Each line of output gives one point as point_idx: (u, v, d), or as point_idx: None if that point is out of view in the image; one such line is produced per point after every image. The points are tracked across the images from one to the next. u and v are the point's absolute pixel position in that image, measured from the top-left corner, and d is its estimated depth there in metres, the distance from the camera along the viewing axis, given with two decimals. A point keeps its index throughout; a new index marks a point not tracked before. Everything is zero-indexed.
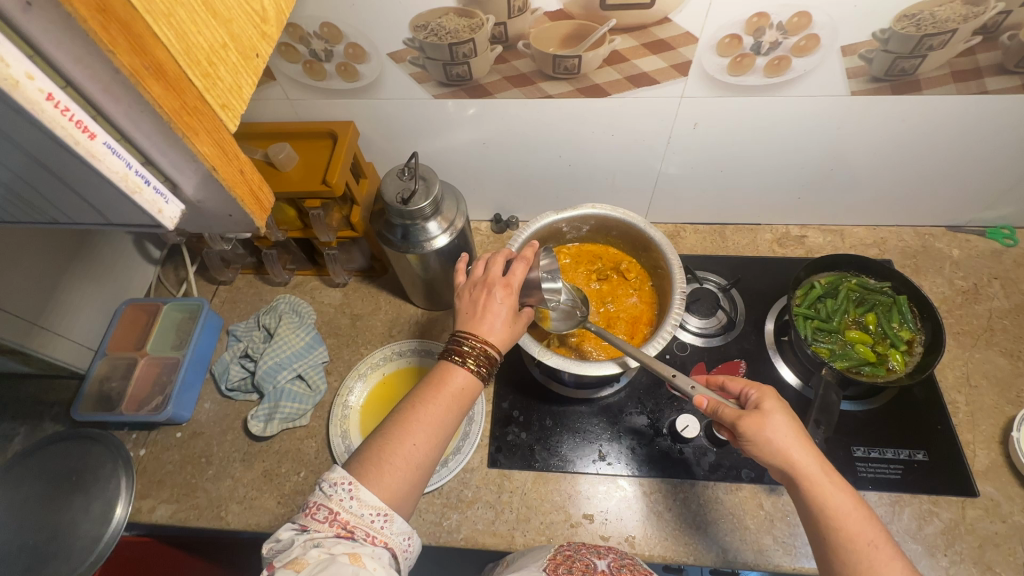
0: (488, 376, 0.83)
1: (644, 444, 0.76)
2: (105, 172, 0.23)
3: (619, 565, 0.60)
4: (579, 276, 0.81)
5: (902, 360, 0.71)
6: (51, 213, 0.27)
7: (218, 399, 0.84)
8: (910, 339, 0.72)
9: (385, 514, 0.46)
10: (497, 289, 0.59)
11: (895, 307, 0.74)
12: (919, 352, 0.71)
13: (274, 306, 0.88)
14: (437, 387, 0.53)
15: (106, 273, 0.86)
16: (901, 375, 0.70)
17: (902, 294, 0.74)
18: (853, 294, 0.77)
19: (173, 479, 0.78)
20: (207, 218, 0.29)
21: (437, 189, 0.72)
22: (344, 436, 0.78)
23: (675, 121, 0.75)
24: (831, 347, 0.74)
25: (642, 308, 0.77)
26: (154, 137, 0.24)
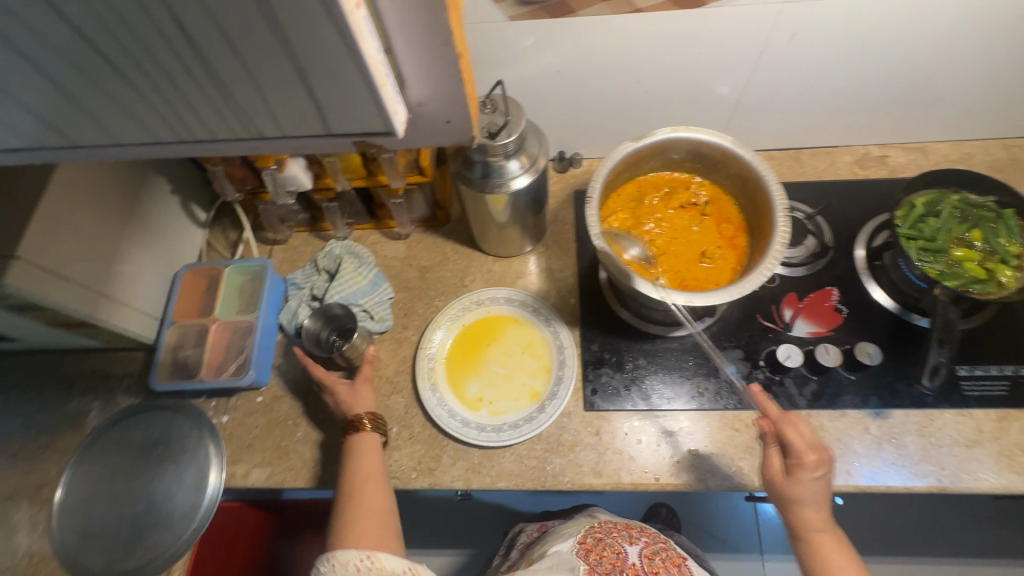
0: (572, 321, 0.80)
1: (743, 377, 0.74)
2: (367, 51, 0.34)
3: (650, 551, 0.72)
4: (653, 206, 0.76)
5: (1013, 275, 0.69)
6: (287, 116, 0.40)
7: (293, 362, 0.81)
8: (1020, 254, 0.69)
9: (370, 555, 0.58)
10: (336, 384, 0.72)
11: (1002, 221, 0.71)
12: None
13: (329, 250, 0.85)
14: (356, 455, 0.67)
15: (160, 238, 0.81)
16: (1011, 291, 0.68)
17: (1009, 208, 0.71)
18: (955, 211, 0.73)
19: (263, 443, 0.76)
20: (421, 113, 0.43)
21: (523, 124, 0.67)
22: (434, 388, 0.76)
23: (771, 31, 0.69)
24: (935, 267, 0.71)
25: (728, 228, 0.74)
26: (403, 17, 0.35)
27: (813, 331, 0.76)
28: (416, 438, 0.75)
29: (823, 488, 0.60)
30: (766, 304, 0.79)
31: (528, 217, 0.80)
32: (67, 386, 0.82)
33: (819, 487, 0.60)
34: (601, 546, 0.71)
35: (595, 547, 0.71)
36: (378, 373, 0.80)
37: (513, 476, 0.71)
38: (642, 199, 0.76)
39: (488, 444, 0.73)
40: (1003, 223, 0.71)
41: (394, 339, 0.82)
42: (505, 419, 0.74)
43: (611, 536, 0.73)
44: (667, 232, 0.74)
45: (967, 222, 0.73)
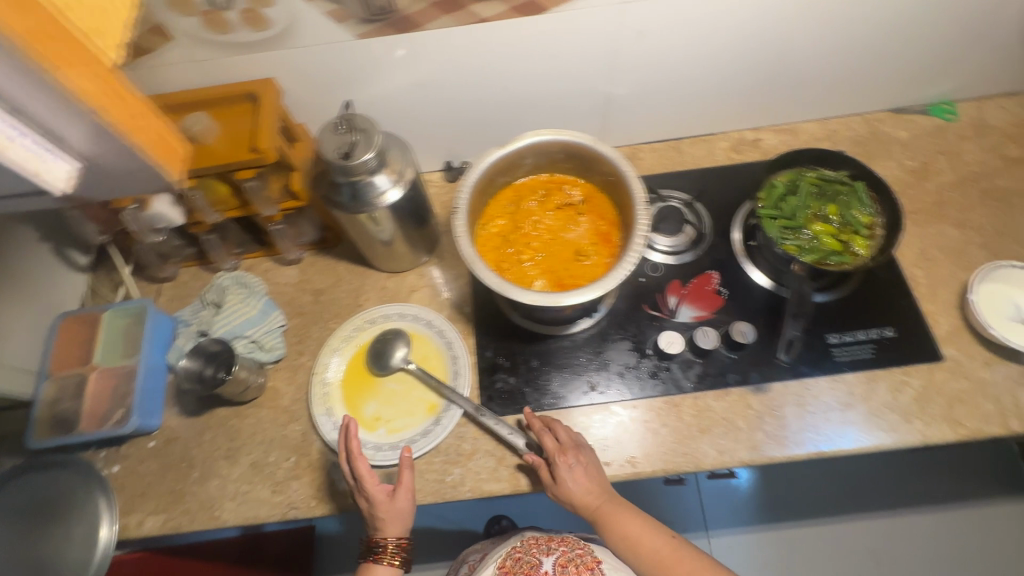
0: (467, 329, 0.81)
1: (632, 367, 0.76)
2: None
3: (565, 562, 0.77)
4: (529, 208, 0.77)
5: (866, 245, 0.73)
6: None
7: (185, 401, 0.79)
8: (871, 224, 0.74)
9: None
10: (375, 497, 0.66)
11: (853, 194, 0.75)
12: (879, 235, 0.73)
13: (217, 284, 0.82)
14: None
15: (28, 288, 0.78)
16: (865, 259, 0.72)
17: (858, 180, 0.75)
18: (812, 188, 0.77)
19: (156, 489, 0.74)
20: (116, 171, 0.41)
21: (380, 139, 0.67)
22: (329, 413, 0.75)
23: (618, 30, 0.71)
24: (799, 244, 0.74)
25: (602, 223, 0.75)
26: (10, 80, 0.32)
27: (696, 315, 0.79)
28: (316, 465, 0.74)
29: (585, 473, 0.66)
30: (651, 294, 0.81)
31: (412, 231, 0.80)
32: None
33: (585, 477, 0.66)
34: (518, 565, 0.77)
35: (511, 568, 0.77)
36: (275, 403, 0.78)
37: (413, 492, 0.71)
38: (517, 203, 0.76)
39: (386, 463, 0.72)
40: (855, 195, 0.75)
41: (289, 367, 0.80)
42: (402, 436, 0.74)
43: (528, 552, 0.79)
44: (544, 233, 0.75)
45: (824, 197, 0.77)
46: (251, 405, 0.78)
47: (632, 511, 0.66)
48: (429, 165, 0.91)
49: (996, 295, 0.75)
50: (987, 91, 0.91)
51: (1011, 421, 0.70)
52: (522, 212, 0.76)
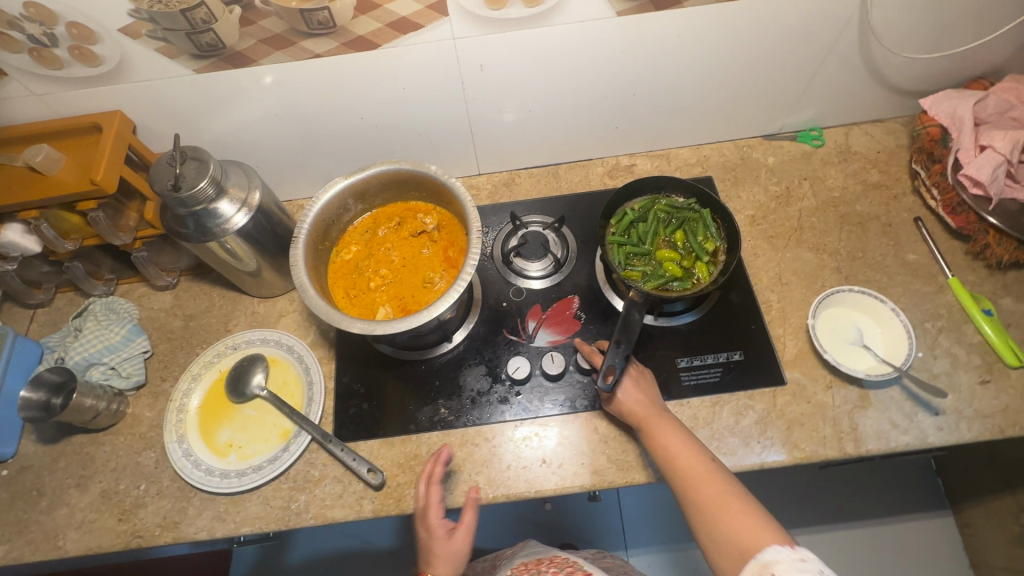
0: (329, 354, 0.82)
1: (484, 393, 0.76)
2: None
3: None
4: (385, 235, 0.79)
5: (708, 271, 0.75)
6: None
7: (44, 429, 0.79)
8: (714, 250, 0.76)
9: None
10: (434, 531, 0.65)
11: (700, 220, 0.77)
12: (720, 260, 0.75)
13: (86, 309, 0.84)
14: None
15: None
16: (705, 285, 0.73)
17: (705, 207, 0.77)
18: (663, 214, 0.79)
19: (3, 518, 0.74)
20: None
21: (214, 168, 0.69)
22: (181, 440, 0.76)
23: (459, 64, 0.73)
24: (645, 271, 0.76)
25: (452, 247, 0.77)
26: None
27: (552, 339, 0.80)
28: (164, 492, 0.74)
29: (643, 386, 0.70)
30: (511, 319, 0.82)
31: (274, 258, 0.81)
32: None
33: (636, 388, 0.70)
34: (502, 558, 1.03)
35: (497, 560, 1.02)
36: (132, 430, 0.78)
37: (257, 519, 0.71)
38: (373, 231, 0.78)
39: (232, 491, 0.72)
40: (702, 223, 0.77)
41: (150, 393, 0.81)
42: (251, 463, 0.74)
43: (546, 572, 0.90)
44: (397, 260, 0.77)
45: (673, 224, 0.78)
46: (108, 432, 0.78)
47: (669, 428, 0.65)
48: (307, 192, 0.93)
49: (839, 320, 0.77)
50: (851, 118, 0.94)
51: (848, 444, 0.70)
52: (377, 239, 0.78)
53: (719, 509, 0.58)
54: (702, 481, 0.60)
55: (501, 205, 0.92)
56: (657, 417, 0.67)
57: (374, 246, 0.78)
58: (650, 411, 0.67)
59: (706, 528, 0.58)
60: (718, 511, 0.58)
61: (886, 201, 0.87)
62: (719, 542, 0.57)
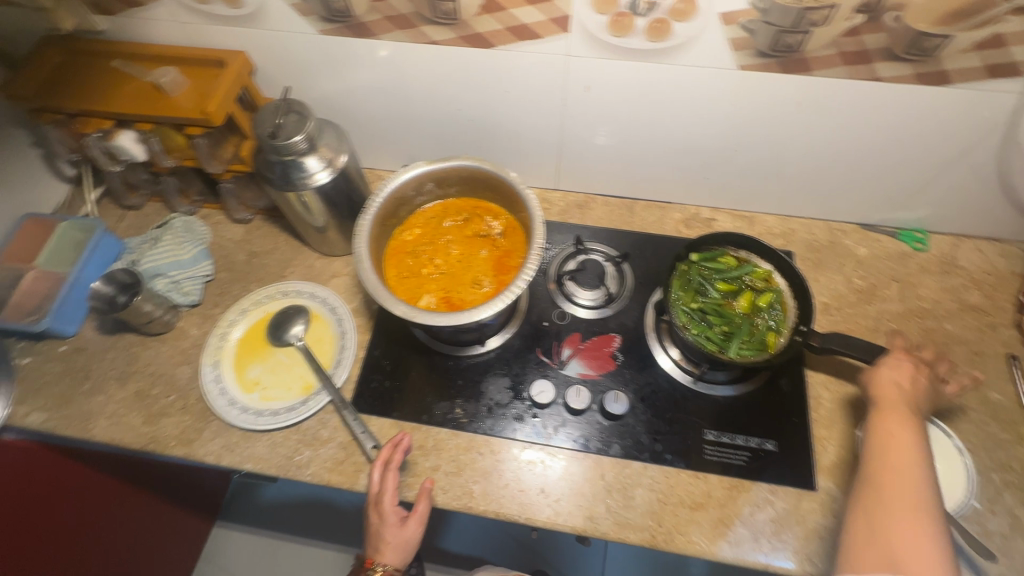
0: (368, 325, 0.84)
1: (501, 406, 0.76)
2: None
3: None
4: (447, 228, 0.79)
5: (752, 270, 0.75)
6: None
7: (104, 319, 0.86)
8: (731, 256, 0.77)
9: None
10: (387, 521, 0.67)
11: (701, 266, 0.76)
12: (741, 255, 0.77)
13: (168, 223, 0.90)
14: None
15: (11, 184, 0.88)
16: (777, 275, 0.75)
17: (693, 254, 0.76)
18: (694, 295, 0.74)
19: (51, 389, 0.81)
20: None
21: (312, 125, 0.72)
22: (215, 366, 0.80)
23: (566, 81, 0.72)
24: (770, 326, 0.72)
25: (508, 257, 0.76)
26: None
27: (583, 372, 0.78)
28: (188, 409, 0.78)
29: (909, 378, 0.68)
30: (547, 340, 0.81)
31: (342, 221, 0.84)
32: None
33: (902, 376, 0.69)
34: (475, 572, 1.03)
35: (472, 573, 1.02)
36: (176, 343, 0.84)
37: (260, 460, 0.74)
38: (438, 220, 0.80)
39: (245, 427, 0.76)
40: (705, 265, 0.76)
41: (200, 314, 0.86)
42: (269, 406, 0.77)
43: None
44: (453, 254, 0.78)
45: (706, 290, 0.75)
46: (157, 338, 0.84)
47: (910, 436, 0.63)
48: (389, 165, 0.95)
49: None
50: (964, 230, 0.86)
51: None
52: (440, 230, 0.79)
53: (896, 513, 0.57)
54: (903, 483, 0.59)
55: (569, 224, 0.90)
56: (900, 423, 0.64)
57: (434, 234, 0.79)
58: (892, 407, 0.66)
59: (869, 515, 0.59)
60: (889, 504, 0.58)
61: (980, 328, 0.79)
62: (867, 532, 0.58)
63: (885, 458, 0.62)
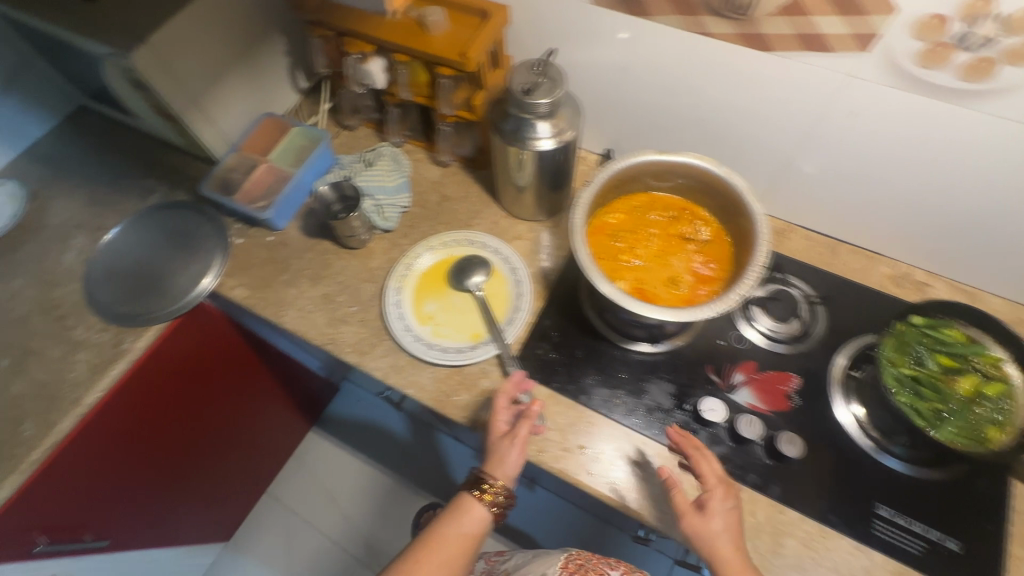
0: (542, 293, 0.85)
1: (662, 410, 0.75)
2: None
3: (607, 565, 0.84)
4: (652, 221, 0.78)
5: (982, 352, 0.68)
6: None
7: (308, 222, 0.94)
8: (958, 330, 0.70)
9: None
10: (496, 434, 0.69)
11: (923, 333, 0.69)
12: (970, 333, 0.70)
13: (378, 150, 0.96)
14: (457, 512, 0.68)
15: (263, 85, 0.97)
16: (1009, 363, 0.67)
17: (916, 319, 0.70)
18: (909, 362, 0.68)
19: (255, 270, 0.90)
20: None
21: (561, 93, 0.73)
22: (398, 291, 0.85)
23: (833, 102, 0.68)
24: (993, 419, 0.65)
25: (708, 268, 0.74)
26: None
27: (753, 403, 0.75)
28: (366, 323, 0.84)
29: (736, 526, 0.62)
30: (721, 359, 0.78)
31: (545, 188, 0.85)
32: (151, 167, 1.01)
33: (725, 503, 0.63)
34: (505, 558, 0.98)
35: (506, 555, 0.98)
36: (365, 260, 0.90)
37: (422, 389, 0.78)
38: (646, 211, 0.78)
39: (415, 354, 0.80)
40: (927, 334, 0.69)
41: (390, 240, 0.91)
42: (439, 342, 0.81)
43: (594, 562, 0.83)
44: (653, 248, 0.76)
45: (924, 360, 0.68)
46: (349, 251, 0.91)
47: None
48: (591, 144, 0.95)
49: None
50: None
51: None
52: (645, 221, 0.78)
53: None
54: None
55: None
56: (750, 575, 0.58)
57: (637, 223, 0.77)
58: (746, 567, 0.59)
59: None
60: None
61: None
62: None
63: None
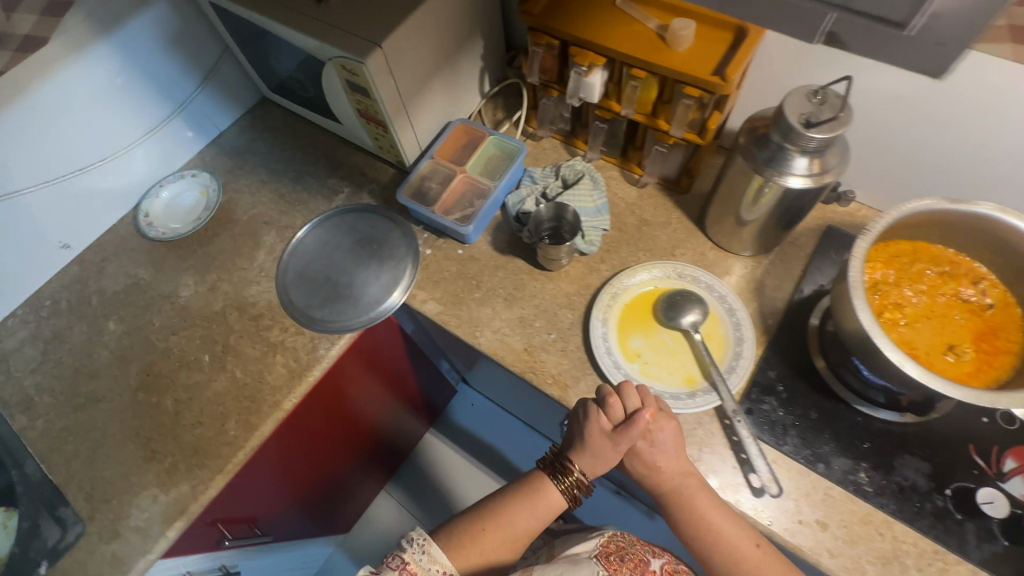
0: (761, 339, 0.78)
1: (916, 490, 0.66)
2: None
3: (670, 568, 0.79)
4: (920, 274, 0.68)
5: None
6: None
7: (498, 237, 0.90)
8: None
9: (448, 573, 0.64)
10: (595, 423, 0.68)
11: None
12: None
13: (573, 165, 0.91)
14: (534, 487, 0.72)
15: (457, 89, 0.94)
16: None
17: None
18: None
19: (446, 285, 0.87)
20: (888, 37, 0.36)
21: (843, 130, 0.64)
22: (603, 321, 0.80)
23: None
24: None
25: (994, 338, 0.64)
26: None
27: None
28: (566, 353, 0.79)
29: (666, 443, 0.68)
30: (984, 439, 0.68)
31: (777, 225, 0.77)
32: (334, 167, 1.00)
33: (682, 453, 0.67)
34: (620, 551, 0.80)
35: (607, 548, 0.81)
36: (561, 284, 0.85)
37: None
38: (912, 261, 0.69)
39: None
40: None
41: (587, 264, 0.86)
42: (651, 384, 0.75)
43: (636, 546, 0.79)
44: (922, 306, 0.67)
45: None
46: (544, 273, 0.86)
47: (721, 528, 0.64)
48: None
49: None
50: None
51: None
52: (910, 273, 0.68)
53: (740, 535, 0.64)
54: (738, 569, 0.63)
55: None
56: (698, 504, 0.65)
57: (902, 276, 0.68)
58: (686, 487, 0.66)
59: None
60: None
61: None
62: None
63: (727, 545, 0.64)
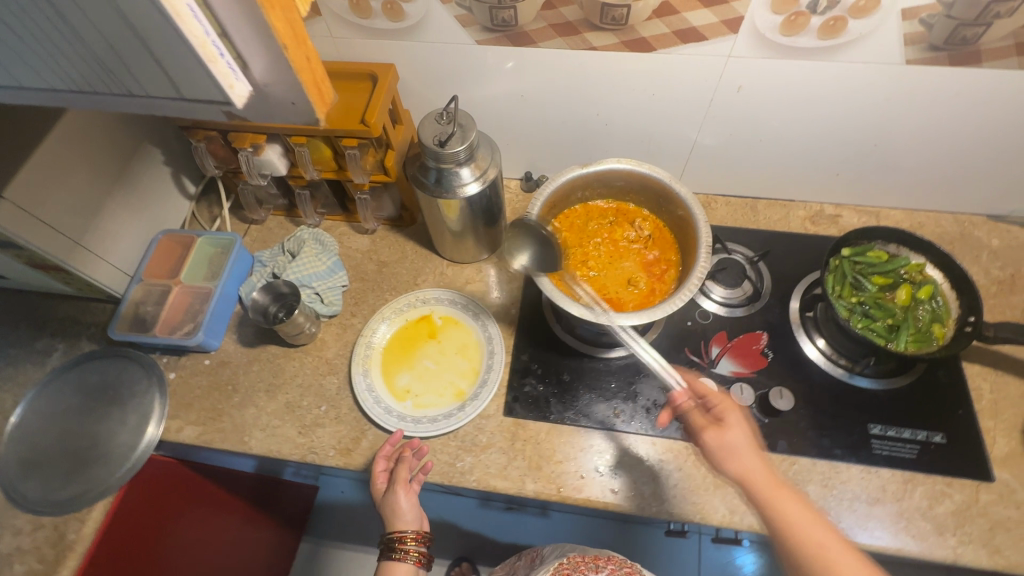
0: (510, 330, 0.84)
1: (660, 405, 0.76)
2: (189, 36, 0.36)
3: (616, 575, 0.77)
4: (593, 232, 0.80)
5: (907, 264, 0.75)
6: (147, 73, 0.39)
7: (244, 332, 0.86)
8: (880, 250, 0.77)
9: None
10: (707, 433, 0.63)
11: (854, 265, 0.76)
12: (889, 249, 0.77)
13: (298, 236, 0.90)
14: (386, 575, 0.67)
15: (148, 203, 0.89)
16: (931, 266, 0.75)
17: (846, 254, 0.76)
18: (855, 298, 0.75)
19: (201, 403, 0.81)
20: (273, 102, 0.44)
21: (474, 136, 0.72)
22: (366, 374, 0.80)
23: (719, 82, 0.73)
24: (934, 318, 0.72)
25: (659, 261, 0.77)
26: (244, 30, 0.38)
27: (736, 370, 0.78)
28: (341, 418, 0.78)
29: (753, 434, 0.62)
30: (695, 339, 0.81)
31: (481, 228, 0.84)
32: (39, 327, 0.89)
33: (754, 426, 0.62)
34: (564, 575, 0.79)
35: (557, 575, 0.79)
36: (319, 353, 0.84)
37: None
38: (583, 224, 0.80)
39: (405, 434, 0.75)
40: (860, 264, 0.76)
41: (339, 324, 0.86)
42: (426, 413, 0.77)
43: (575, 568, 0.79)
44: (602, 257, 0.78)
45: (864, 290, 0.75)
46: (299, 349, 0.85)
47: (791, 495, 0.58)
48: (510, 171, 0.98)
49: None
50: None
51: None
52: (586, 234, 0.80)
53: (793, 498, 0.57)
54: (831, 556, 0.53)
55: None
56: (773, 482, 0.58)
57: (580, 239, 0.80)
58: (770, 473, 0.59)
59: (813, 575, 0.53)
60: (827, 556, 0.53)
61: None
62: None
63: (800, 539, 0.55)
